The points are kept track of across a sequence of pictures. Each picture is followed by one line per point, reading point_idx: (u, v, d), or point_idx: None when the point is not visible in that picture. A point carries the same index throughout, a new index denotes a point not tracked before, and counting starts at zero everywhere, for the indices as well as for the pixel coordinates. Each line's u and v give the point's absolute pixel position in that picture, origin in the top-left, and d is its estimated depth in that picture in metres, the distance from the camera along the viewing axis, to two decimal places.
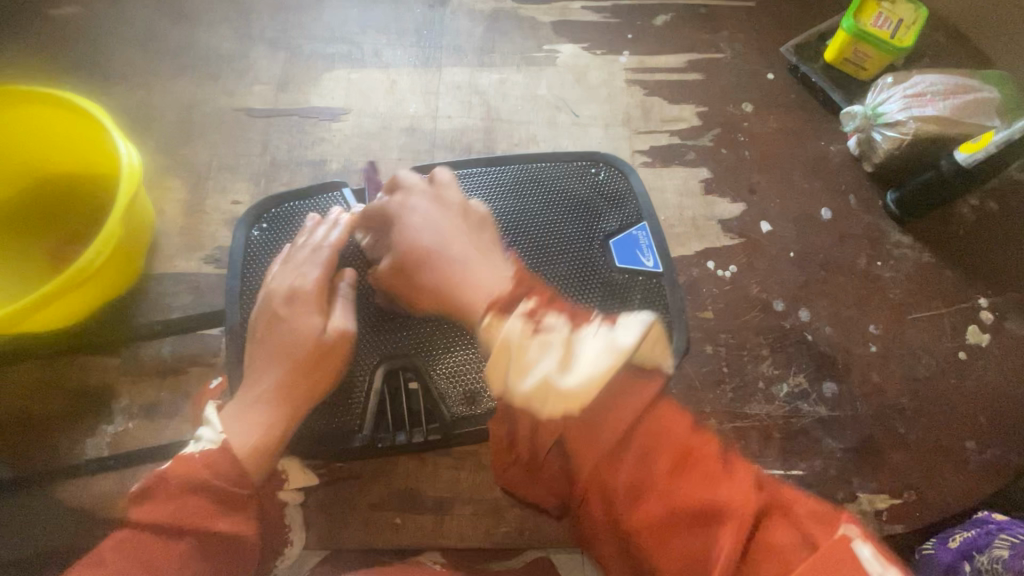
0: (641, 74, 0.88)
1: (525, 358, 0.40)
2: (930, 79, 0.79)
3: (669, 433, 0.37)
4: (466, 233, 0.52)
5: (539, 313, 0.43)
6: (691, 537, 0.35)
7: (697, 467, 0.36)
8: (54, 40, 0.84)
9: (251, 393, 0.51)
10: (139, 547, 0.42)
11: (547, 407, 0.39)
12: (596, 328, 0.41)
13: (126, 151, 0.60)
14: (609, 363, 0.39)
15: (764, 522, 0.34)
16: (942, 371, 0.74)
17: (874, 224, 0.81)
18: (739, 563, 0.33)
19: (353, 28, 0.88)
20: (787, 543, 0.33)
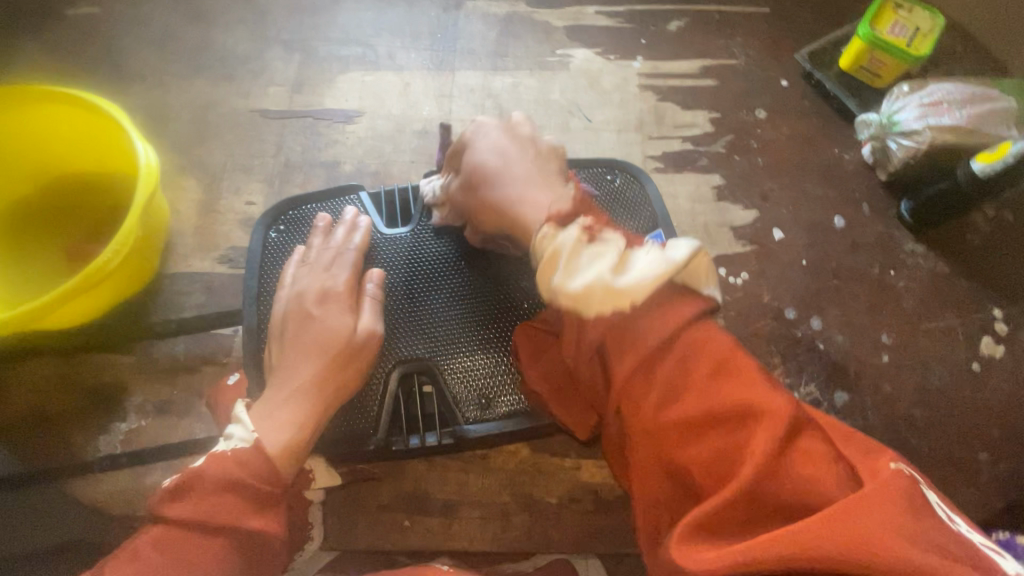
0: (654, 80, 0.88)
1: (576, 262, 0.40)
2: (946, 88, 0.78)
3: (711, 343, 0.36)
4: (533, 163, 0.50)
5: (595, 229, 0.42)
6: (725, 439, 0.34)
7: (737, 372, 0.35)
8: (72, 40, 0.85)
9: (281, 391, 0.49)
10: (173, 545, 0.40)
11: (589, 306, 0.38)
12: (649, 247, 0.41)
13: (144, 151, 0.61)
14: (659, 273, 0.38)
15: (800, 431, 0.34)
16: (956, 381, 0.73)
17: (888, 233, 0.80)
18: (775, 460, 0.33)
19: (367, 31, 0.89)
20: (820, 450, 0.33)
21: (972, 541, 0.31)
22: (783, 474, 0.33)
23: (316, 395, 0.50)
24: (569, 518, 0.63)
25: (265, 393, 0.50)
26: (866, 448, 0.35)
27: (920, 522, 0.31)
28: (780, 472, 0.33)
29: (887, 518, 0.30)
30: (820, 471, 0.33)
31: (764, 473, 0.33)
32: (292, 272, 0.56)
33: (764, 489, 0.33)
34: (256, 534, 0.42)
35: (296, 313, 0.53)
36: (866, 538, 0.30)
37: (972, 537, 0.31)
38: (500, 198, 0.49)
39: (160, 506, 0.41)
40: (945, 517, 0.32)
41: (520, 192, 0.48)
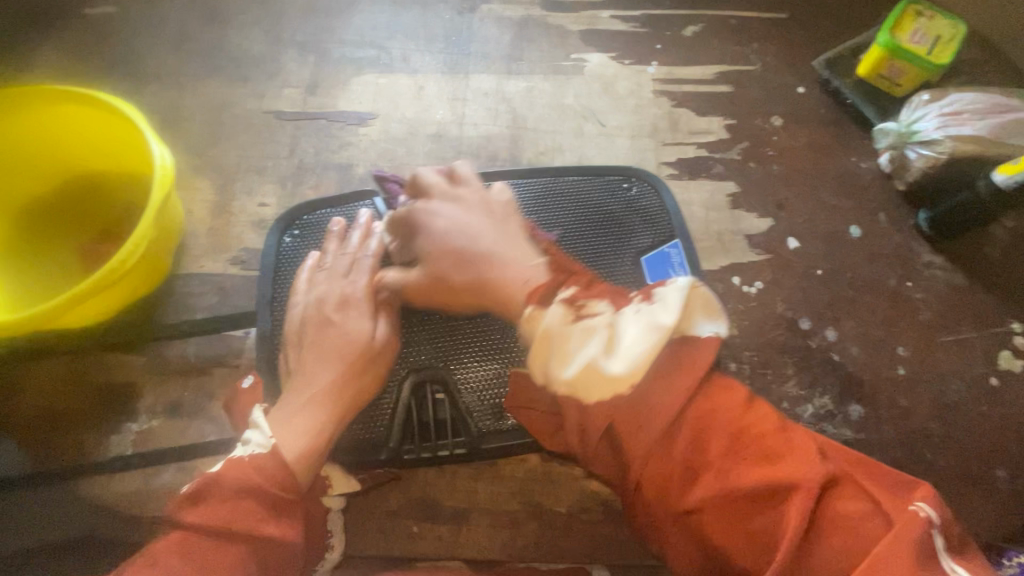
0: (669, 85, 0.88)
1: (567, 347, 0.40)
2: (967, 97, 0.77)
3: (722, 411, 0.38)
4: (495, 227, 0.51)
5: (579, 304, 0.42)
6: (759, 517, 0.36)
7: (751, 443, 0.37)
8: (89, 39, 0.85)
9: (300, 398, 0.49)
10: (191, 549, 0.38)
11: (592, 393, 0.38)
12: (636, 307, 0.41)
13: (159, 152, 0.61)
14: (652, 342, 0.38)
15: (827, 492, 0.36)
16: (973, 396, 0.72)
17: (905, 244, 0.79)
18: (808, 533, 0.35)
19: (382, 33, 0.89)
20: (846, 513, 0.35)
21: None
22: (817, 549, 0.34)
23: (335, 399, 0.50)
24: (579, 529, 0.63)
25: (283, 398, 0.50)
26: (887, 488, 0.36)
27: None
28: (814, 543, 0.34)
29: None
30: (853, 539, 0.34)
31: (799, 549, 0.34)
32: (309, 277, 0.56)
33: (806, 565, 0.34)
34: (276, 539, 0.41)
35: (317, 318, 0.53)
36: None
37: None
38: (477, 272, 0.48)
39: (177, 511, 0.40)
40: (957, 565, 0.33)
41: (495, 266, 0.48)
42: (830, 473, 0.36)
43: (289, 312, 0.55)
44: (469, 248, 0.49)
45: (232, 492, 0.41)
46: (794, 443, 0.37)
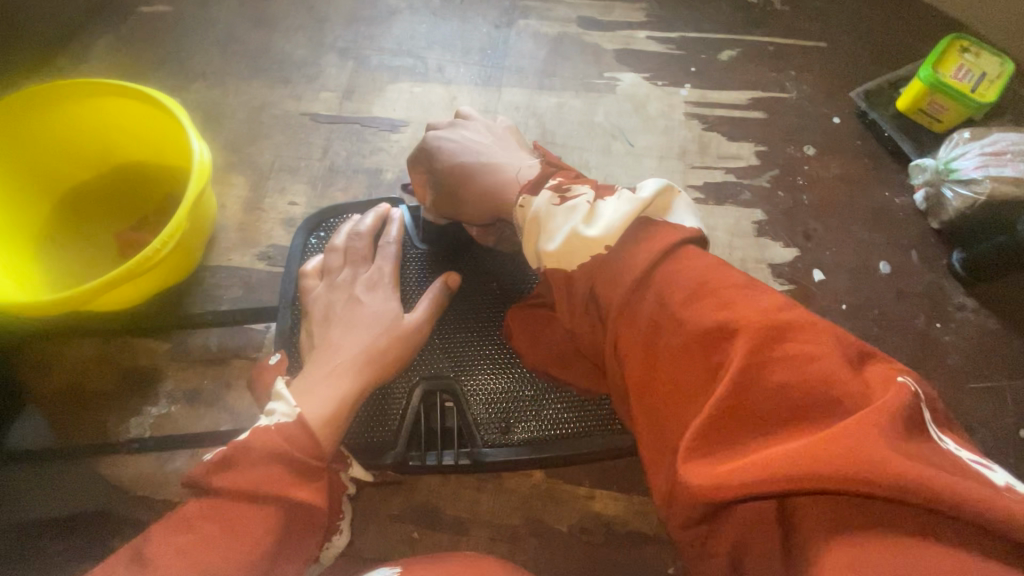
0: (701, 109, 0.87)
1: (552, 223, 0.43)
2: (1012, 137, 0.74)
3: (688, 270, 0.38)
4: (497, 147, 0.55)
5: (565, 188, 0.46)
6: (706, 357, 0.34)
7: (712, 293, 0.36)
8: (142, 36, 0.89)
9: (322, 368, 0.49)
10: (220, 511, 0.38)
11: (573, 261, 0.41)
12: (618, 194, 0.44)
13: (199, 148, 0.64)
14: (629, 211, 0.41)
15: (784, 335, 0.33)
16: (1001, 447, 0.69)
17: (936, 284, 0.77)
18: (760, 367, 0.32)
19: (420, 42, 0.91)
20: (801, 355, 0.32)
21: (961, 457, 0.30)
22: (758, 386, 0.32)
23: (356, 373, 0.49)
24: (578, 550, 0.62)
25: (305, 369, 0.49)
26: (875, 362, 0.33)
27: (916, 444, 0.28)
28: (761, 377, 0.32)
29: (881, 432, 0.28)
30: (801, 375, 0.31)
31: (743, 382, 0.32)
32: (325, 263, 0.57)
33: (745, 403, 0.32)
34: (302, 503, 0.40)
35: (341, 300, 0.54)
36: (867, 457, 0.27)
37: (960, 454, 0.30)
38: (478, 184, 0.52)
39: (205, 476, 0.39)
40: (935, 436, 0.30)
41: (495, 173, 0.52)
42: (788, 322, 0.34)
43: (309, 297, 0.56)
44: (475, 165, 0.53)
45: (261, 457, 0.40)
46: (756, 297, 0.36)
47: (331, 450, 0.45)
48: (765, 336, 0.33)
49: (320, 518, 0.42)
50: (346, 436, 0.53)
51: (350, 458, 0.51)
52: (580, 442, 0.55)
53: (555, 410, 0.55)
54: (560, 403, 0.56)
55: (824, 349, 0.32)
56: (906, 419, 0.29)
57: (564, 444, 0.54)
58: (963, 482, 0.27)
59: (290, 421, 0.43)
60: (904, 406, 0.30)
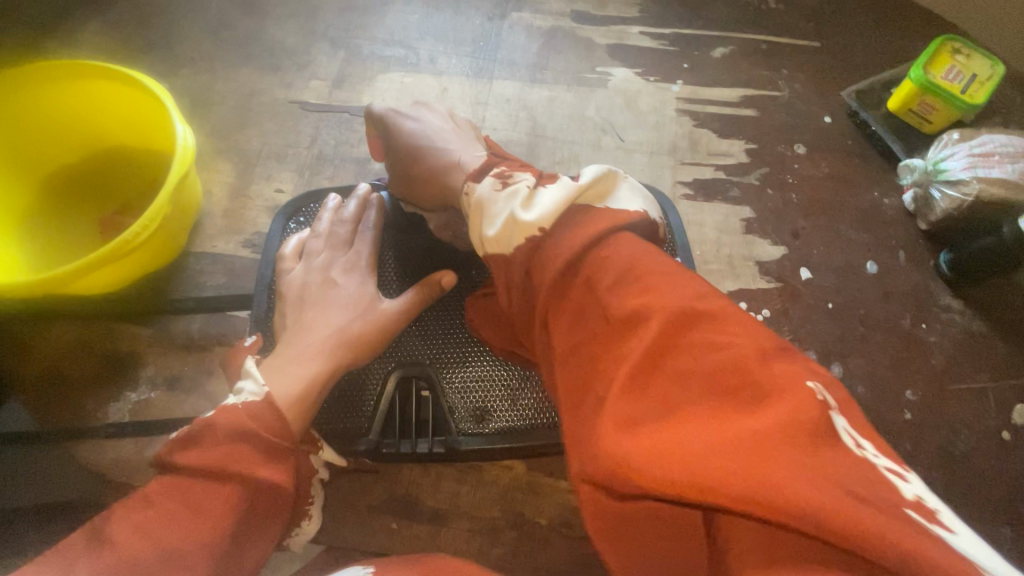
0: (693, 105, 0.87)
1: (493, 207, 0.43)
2: (999, 139, 0.74)
3: (618, 252, 0.37)
4: (453, 133, 0.55)
5: (508, 175, 0.45)
6: (618, 342, 0.34)
7: (636, 278, 0.36)
8: (131, 20, 0.88)
9: (294, 348, 0.49)
10: (182, 489, 0.38)
11: (510, 243, 0.41)
12: (558, 180, 0.43)
13: (182, 132, 0.63)
14: (564, 195, 0.40)
15: (696, 322, 0.33)
16: (983, 448, 0.69)
17: (922, 285, 0.77)
18: (665, 354, 0.32)
19: (412, 33, 0.90)
20: (708, 344, 0.32)
21: (876, 466, 0.27)
22: (664, 373, 0.32)
23: (328, 354, 0.49)
24: (558, 544, 0.62)
25: (278, 350, 0.49)
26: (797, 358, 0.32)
27: (824, 457, 0.27)
28: (664, 365, 0.32)
29: (778, 438, 0.27)
30: (703, 363, 0.31)
31: (648, 367, 0.32)
32: (304, 248, 0.56)
33: (650, 386, 0.32)
34: (265, 482, 0.40)
35: (316, 282, 0.53)
36: (764, 464, 0.26)
37: (877, 463, 0.28)
38: (427, 164, 0.53)
39: (169, 455, 0.39)
40: (851, 443, 0.28)
41: (442, 157, 0.53)
42: (701, 309, 0.33)
43: (285, 279, 0.55)
44: (427, 146, 0.54)
45: (227, 435, 0.40)
46: (673, 284, 0.35)
47: (299, 431, 0.45)
48: (677, 321, 0.33)
49: (285, 499, 0.42)
50: (317, 419, 0.53)
51: (321, 442, 0.50)
52: (556, 433, 0.54)
53: (532, 400, 0.55)
54: (537, 393, 0.55)
55: (735, 340, 0.32)
56: (816, 425, 0.28)
57: (542, 434, 0.54)
58: (862, 504, 0.25)
59: (257, 400, 0.43)
60: (815, 408, 0.28)
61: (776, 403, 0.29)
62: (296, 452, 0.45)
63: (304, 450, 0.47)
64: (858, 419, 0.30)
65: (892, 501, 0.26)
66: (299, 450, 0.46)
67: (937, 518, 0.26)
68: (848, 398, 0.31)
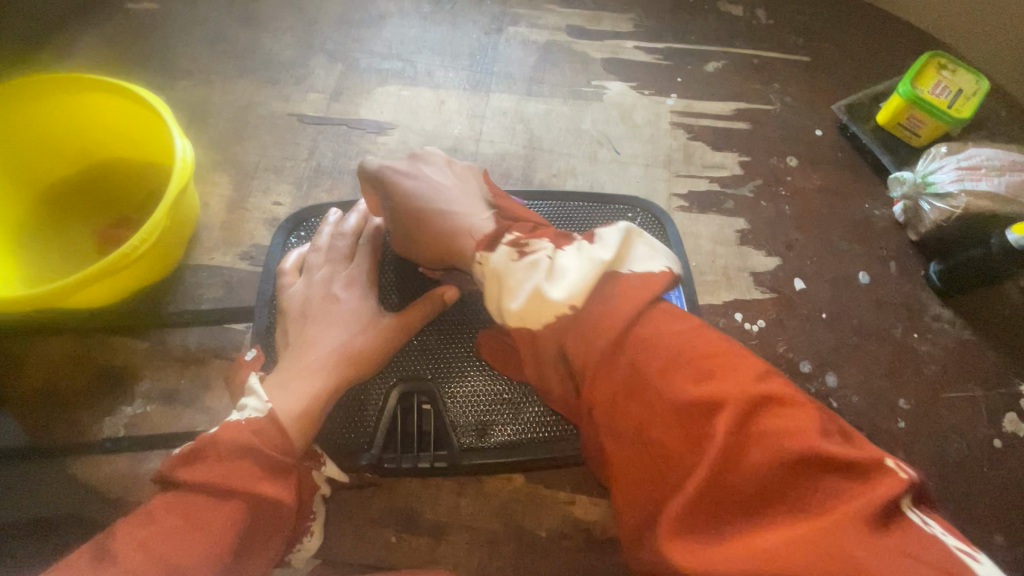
0: (687, 118, 0.88)
1: (515, 279, 0.44)
2: (986, 153, 0.75)
3: (670, 333, 0.39)
4: (456, 189, 0.55)
5: (524, 242, 0.46)
6: (687, 428, 0.36)
7: (694, 364, 0.37)
8: (129, 33, 0.89)
9: (297, 363, 0.49)
10: (187, 506, 0.37)
11: (540, 322, 0.41)
12: (577, 249, 0.44)
13: (182, 146, 0.63)
14: (590, 269, 0.41)
15: (758, 409, 0.35)
16: (975, 455, 0.70)
17: (913, 295, 0.78)
18: (738, 445, 0.34)
19: (410, 47, 0.91)
20: (775, 432, 0.34)
21: (947, 544, 0.32)
22: (740, 463, 0.34)
23: (330, 369, 0.49)
24: (557, 556, 0.62)
25: (280, 365, 0.49)
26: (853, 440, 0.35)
27: (901, 537, 0.31)
28: (739, 455, 0.34)
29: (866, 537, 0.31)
30: (772, 452, 0.34)
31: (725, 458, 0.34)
32: (305, 262, 0.57)
33: (730, 481, 0.34)
34: (269, 499, 0.40)
35: (317, 296, 0.54)
36: (844, 560, 0.30)
37: (948, 541, 0.32)
38: (434, 228, 0.53)
39: (173, 471, 0.39)
40: (920, 521, 0.33)
41: (448, 218, 0.53)
42: (762, 395, 0.35)
43: (286, 294, 0.55)
44: (432, 208, 0.53)
45: (230, 451, 0.40)
46: (735, 367, 0.37)
47: (301, 448, 0.45)
48: (744, 411, 0.35)
49: (289, 516, 0.42)
50: (320, 432, 0.53)
51: (324, 457, 0.50)
52: (555, 446, 0.55)
53: (534, 413, 0.55)
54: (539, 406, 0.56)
55: (798, 424, 0.34)
56: (887, 514, 0.32)
57: (543, 447, 0.55)
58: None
59: (260, 416, 0.43)
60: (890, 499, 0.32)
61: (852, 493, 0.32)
62: (298, 468, 0.45)
63: (306, 466, 0.47)
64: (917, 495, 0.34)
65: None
66: (301, 465, 0.45)
67: None
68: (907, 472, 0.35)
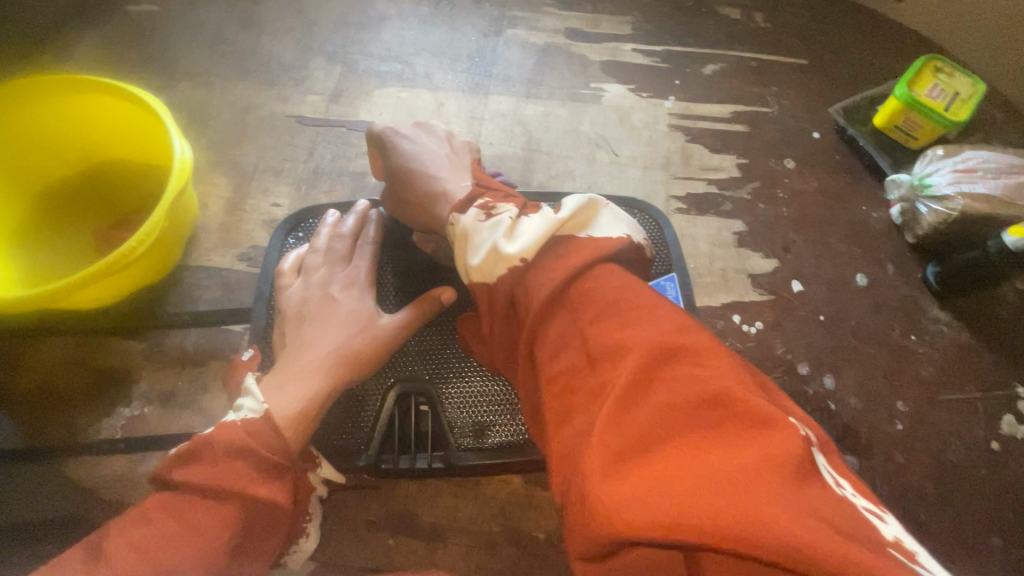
0: (685, 121, 0.89)
1: (478, 237, 0.44)
2: (982, 155, 0.75)
3: (603, 287, 0.38)
4: (448, 159, 0.55)
5: (492, 205, 0.46)
6: (601, 373, 0.35)
7: (617, 312, 0.36)
8: (129, 34, 0.89)
9: (293, 366, 0.49)
10: (182, 508, 0.37)
11: (494, 272, 0.42)
12: (539, 211, 0.44)
13: (180, 147, 0.63)
14: (545, 227, 0.41)
15: (675, 355, 0.34)
16: (973, 457, 0.70)
17: (911, 298, 0.78)
18: (648, 386, 0.33)
19: (409, 49, 0.91)
20: (688, 376, 0.32)
21: (854, 504, 0.29)
22: (644, 403, 0.32)
23: (328, 371, 0.49)
24: (554, 558, 0.62)
25: (277, 366, 0.49)
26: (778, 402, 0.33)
27: (810, 491, 0.28)
28: (648, 396, 0.33)
29: (764, 480, 0.28)
30: (680, 393, 0.32)
31: (628, 397, 0.33)
32: (303, 263, 0.57)
33: (634, 421, 0.32)
34: (265, 502, 0.40)
35: (315, 297, 0.53)
36: (744, 500, 0.27)
37: (855, 501, 0.29)
38: (417, 190, 0.53)
39: (169, 472, 0.39)
40: (831, 481, 0.30)
41: (432, 182, 0.53)
42: (681, 342, 0.34)
43: (284, 295, 0.55)
44: (418, 170, 0.54)
45: (226, 452, 0.40)
46: (658, 318, 0.36)
47: (298, 449, 0.45)
48: (658, 355, 0.34)
49: (283, 517, 0.42)
50: (318, 433, 0.53)
51: (321, 460, 0.50)
52: None
53: None
54: None
55: (714, 370, 0.32)
56: (800, 465, 0.28)
57: (541, 448, 0.55)
58: (854, 547, 0.26)
59: (256, 417, 0.43)
60: (801, 449, 0.29)
61: (757, 439, 0.29)
62: (294, 470, 0.45)
63: (303, 468, 0.47)
64: (832, 458, 0.32)
65: (875, 539, 0.27)
66: (297, 467, 0.45)
67: (913, 555, 0.28)
68: (824, 438, 0.33)
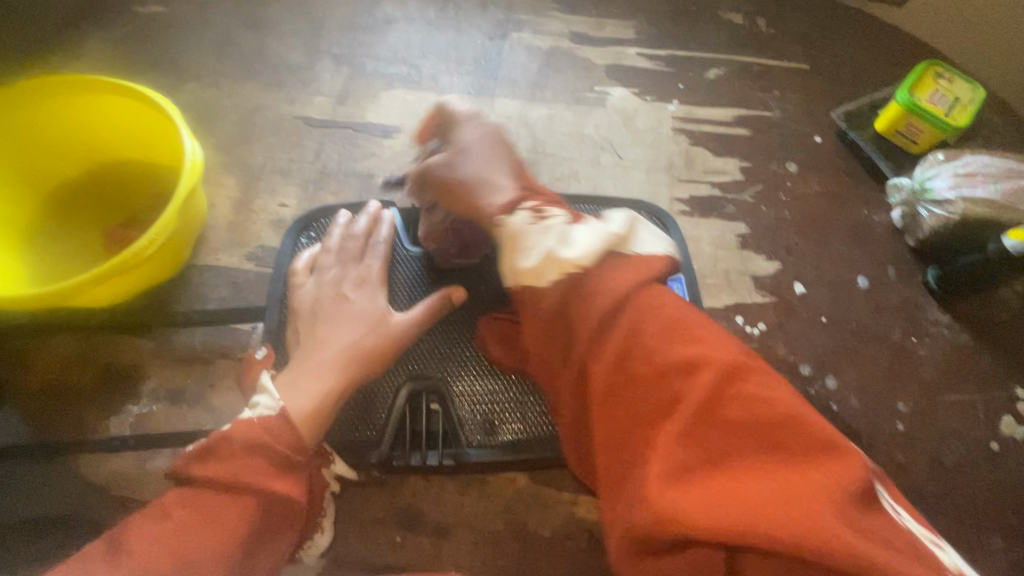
0: (688, 125, 0.90)
1: (530, 240, 0.45)
2: (982, 160, 0.76)
3: (665, 306, 0.40)
4: (480, 148, 0.53)
5: (541, 209, 0.47)
6: (669, 386, 0.38)
7: (683, 330, 0.39)
8: (136, 36, 0.89)
9: (307, 363, 0.49)
10: (200, 501, 0.38)
11: (545, 278, 0.43)
12: (591, 221, 0.45)
13: (191, 147, 0.63)
14: (603, 241, 0.42)
15: (741, 374, 0.37)
16: (972, 457, 0.71)
17: (911, 300, 0.79)
18: (718, 403, 0.36)
19: (414, 52, 0.92)
20: (756, 396, 0.36)
21: (913, 532, 0.34)
22: (715, 418, 0.36)
23: (341, 368, 0.50)
24: (560, 555, 0.62)
25: (292, 363, 0.50)
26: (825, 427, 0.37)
27: (865, 515, 0.33)
28: (716, 412, 0.36)
29: (826, 498, 0.32)
30: (750, 410, 0.36)
31: (701, 414, 0.36)
32: (316, 262, 0.57)
33: (704, 435, 0.36)
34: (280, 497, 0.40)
35: (327, 296, 0.54)
36: (806, 514, 0.32)
37: (916, 531, 0.34)
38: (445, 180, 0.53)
39: (187, 467, 0.39)
40: (894, 512, 0.34)
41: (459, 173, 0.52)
42: (742, 362, 0.38)
43: (297, 294, 0.56)
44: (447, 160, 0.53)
45: (243, 447, 0.40)
46: (720, 340, 0.39)
47: (313, 445, 0.45)
48: (728, 372, 0.37)
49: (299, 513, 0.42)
50: (330, 428, 0.54)
51: (332, 456, 0.53)
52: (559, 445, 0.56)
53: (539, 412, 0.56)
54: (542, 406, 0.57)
55: (778, 394, 0.36)
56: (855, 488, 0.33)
57: (549, 446, 0.56)
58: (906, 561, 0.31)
59: (273, 413, 0.44)
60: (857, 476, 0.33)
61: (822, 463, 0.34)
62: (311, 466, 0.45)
63: (316, 463, 0.48)
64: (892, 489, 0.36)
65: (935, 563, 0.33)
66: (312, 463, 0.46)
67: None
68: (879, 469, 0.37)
